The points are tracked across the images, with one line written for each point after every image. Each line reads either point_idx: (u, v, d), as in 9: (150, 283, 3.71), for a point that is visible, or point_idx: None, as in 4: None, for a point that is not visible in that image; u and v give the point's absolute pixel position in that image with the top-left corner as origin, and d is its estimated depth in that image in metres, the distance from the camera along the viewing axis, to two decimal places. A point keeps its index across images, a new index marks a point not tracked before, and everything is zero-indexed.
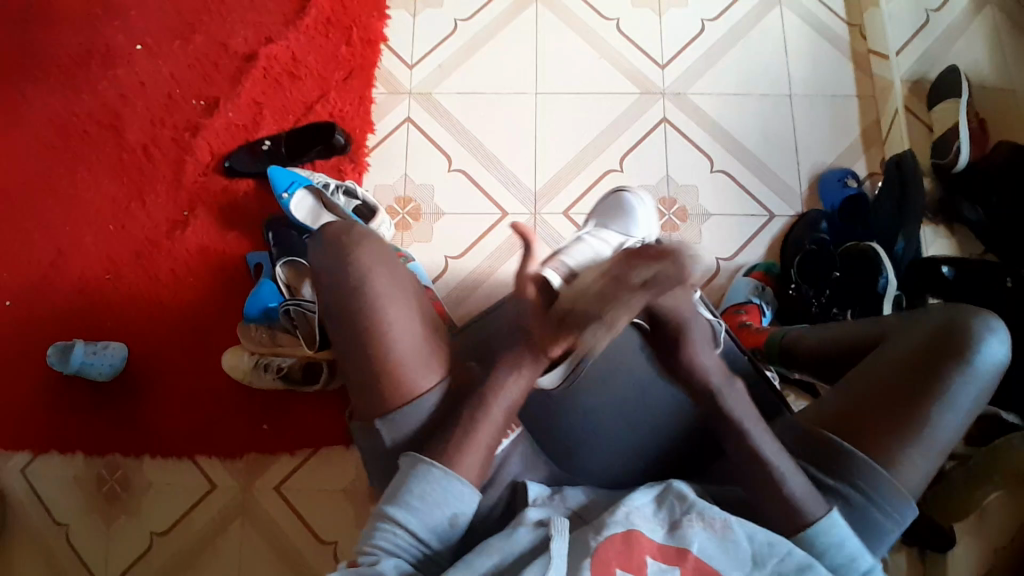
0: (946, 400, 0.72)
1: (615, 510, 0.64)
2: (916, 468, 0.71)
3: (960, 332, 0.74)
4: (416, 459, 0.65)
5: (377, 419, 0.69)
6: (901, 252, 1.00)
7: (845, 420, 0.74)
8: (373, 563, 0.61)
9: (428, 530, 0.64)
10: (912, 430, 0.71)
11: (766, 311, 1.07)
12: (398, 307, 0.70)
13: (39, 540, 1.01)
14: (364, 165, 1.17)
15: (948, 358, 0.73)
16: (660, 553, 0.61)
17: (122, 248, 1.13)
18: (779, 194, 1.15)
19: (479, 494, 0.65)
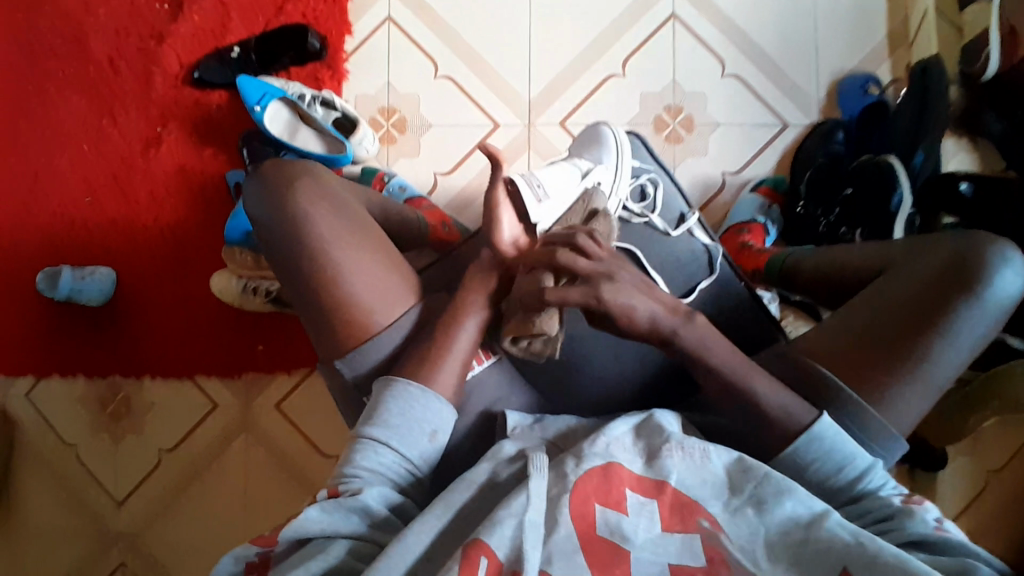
0: (948, 336, 0.69)
1: (594, 441, 0.65)
2: (907, 403, 0.69)
3: (974, 263, 0.70)
4: (396, 381, 0.68)
5: (337, 360, 0.71)
6: (918, 166, 0.93)
7: (840, 354, 0.72)
8: (355, 492, 0.62)
9: (410, 451, 0.66)
10: (906, 365, 0.69)
11: (770, 230, 1.02)
12: (345, 246, 0.70)
13: (51, 458, 1.05)
14: (342, 73, 1.10)
15: (956, 291, 0.69)
16: (638, 487, 0.61)
17: (99, 169, 1.10)
18: (793, 100, 1.07)
19: (453, 413, 0.70)
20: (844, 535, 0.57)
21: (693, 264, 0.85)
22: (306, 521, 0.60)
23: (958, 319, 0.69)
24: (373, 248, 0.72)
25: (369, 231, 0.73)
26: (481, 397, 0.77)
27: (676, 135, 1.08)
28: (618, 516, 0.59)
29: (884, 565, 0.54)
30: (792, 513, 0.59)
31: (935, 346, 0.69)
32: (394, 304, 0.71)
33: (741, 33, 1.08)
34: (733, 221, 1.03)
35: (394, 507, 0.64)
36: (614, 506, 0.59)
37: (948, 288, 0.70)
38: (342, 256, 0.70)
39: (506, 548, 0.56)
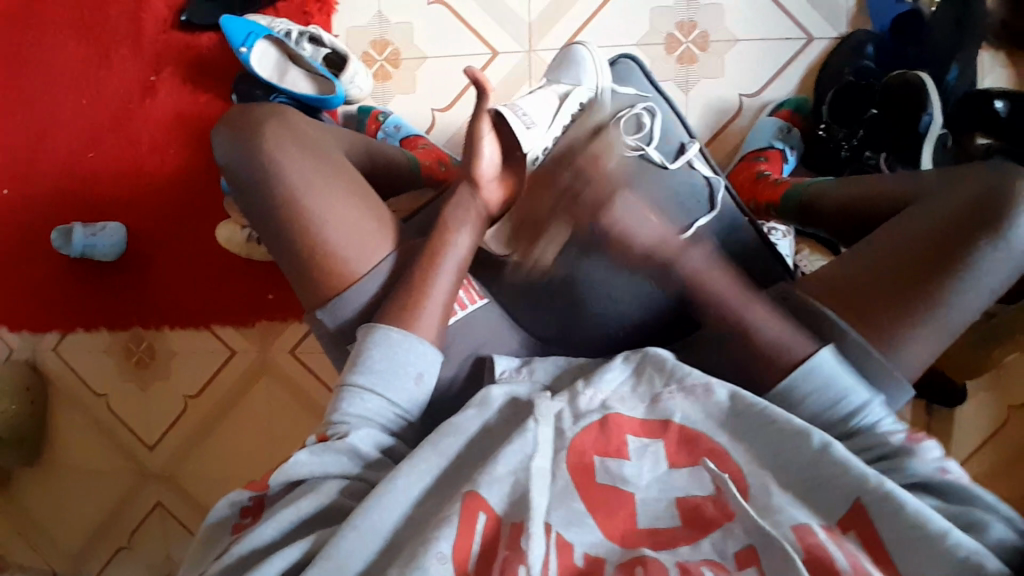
0: (967, 277, 0.63)
1: (591, 392, 0.64)
2: (917, 351, 0.65)
3: (1000, 197, 0.63)
4: (378, 327, 0.67)
5: (318, 310, 0.71)
6: (951, 83, 0.85)
7: (847, 299, 0.67)
8: (342, 435, 0.63)
9: (395, 396, 0.66)
10: (920, 307, 0.64)
11: (789, 157, 0.95)
12: (321, 197, 0.69)
13: (86, 407, 1.12)
14: (330, 5, 1.04)
15: (978, 229, 0.63)
16: (641, 430, 0.61)
17: (100, 121, 1.09)
18: (818, 9, 0.96)
19: (440, 355, 0.69)
20: (853, 467, 0.55)
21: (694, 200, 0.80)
22: (298, 465, 0.62)
23: (979, 259, 0.63)
24: (347, 193, 0.71)
25: (343, 175, 0.72)
26: (468, 342, 0.75)
27: (690, 55, 0.99)
28: (618, 463, 0.59)
29: (893, 501, 0.52)
30: (800, 441, 0.58)
31: (950, 287, 0.63)
32: (369, 253, 0.70)
33: None
34: (749, 148, 0.96)
35: (384, 448, 0.65)
36: (613, 454, 0.59)
37: (968, 226, 0.63)
38: (319, 217, 0.68)
39: (503, 496, 0.57)
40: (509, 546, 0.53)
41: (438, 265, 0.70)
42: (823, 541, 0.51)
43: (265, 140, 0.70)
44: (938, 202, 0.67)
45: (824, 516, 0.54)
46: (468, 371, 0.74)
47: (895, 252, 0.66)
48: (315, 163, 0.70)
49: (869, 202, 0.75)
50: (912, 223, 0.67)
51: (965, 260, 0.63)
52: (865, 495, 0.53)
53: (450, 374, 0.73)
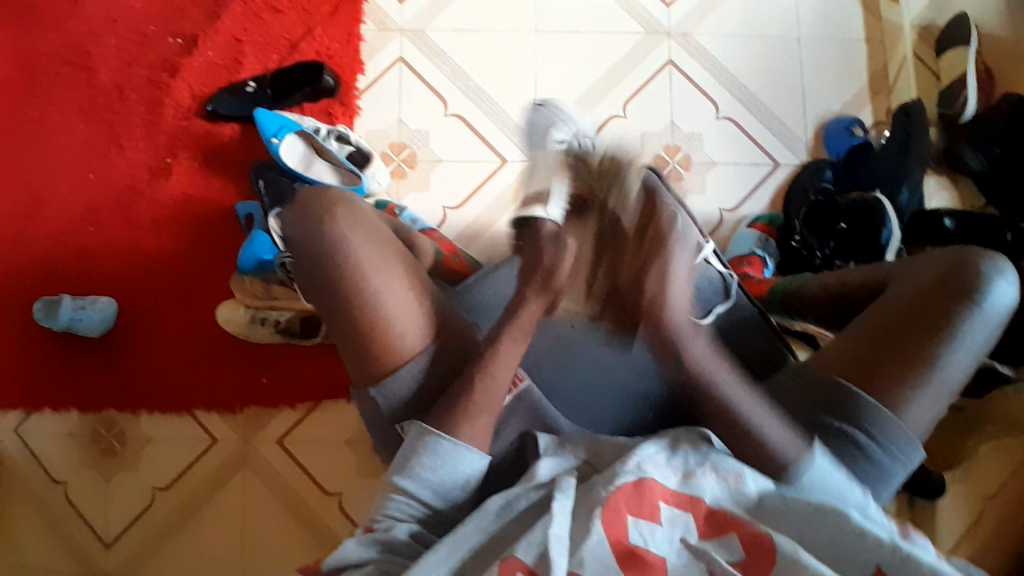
0: (952, 342, 0.69)
1: (626, 458, 0.62)
2: (921, 411, 0.70)
3: (970, 272, 0.70)
4: (423, 430, 0.65)
5: (371, 388, 0.70)
6: (904, 202, 1.01)
7: (852, 369, 0.72)
8: (386, 527, 0.64)
9: (435, 499, 0.65)
10: (920, 372, 0.69)
11: (768, 263, 1.06)
12: (380, 273, 0.69)
13: (39, 497, 1.02)
14: (355, 109, 1.13)
15: (956, 300, 0.70)
16: (672, 498, 0.60)
17: (104, 198, 1.10)
18: (783, 141, 1.14)
19: (485, 457, 0.66)
20: (879, 538, 0.56)
21: (710, 289, 0.86)
22: (346, 549, 0.62)
23: (960, 326, 0.69)
24: (402, 270, 0.71)
25: (397, 253, 0.72)
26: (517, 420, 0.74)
27: (675, 172, 1.13)
28: (650, 528, 0.58)
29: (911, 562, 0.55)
30: (815, 525, 0.58)
31: (942, 353, 0.69)
32: (419, 318, 0.69)
33: (731, 79, 1.16)
34: (733, 252, 1.07)
35: (417, 535, 0.64)
36: (646, 516, 0.58)
37: (950, 300, 0.70)
38: (380, 291, 0.68)
39: (532, 550, 0.57)
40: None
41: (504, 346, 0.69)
42: None
43: (329, 215, 0.69)
44: (914, 279, 0.74)
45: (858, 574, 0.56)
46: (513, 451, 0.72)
47: (887, 325, 0.71)
48: (375, 237, 0.70)
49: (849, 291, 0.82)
50: (894, 299, 0.73)
51: (949, 327, 0.70)
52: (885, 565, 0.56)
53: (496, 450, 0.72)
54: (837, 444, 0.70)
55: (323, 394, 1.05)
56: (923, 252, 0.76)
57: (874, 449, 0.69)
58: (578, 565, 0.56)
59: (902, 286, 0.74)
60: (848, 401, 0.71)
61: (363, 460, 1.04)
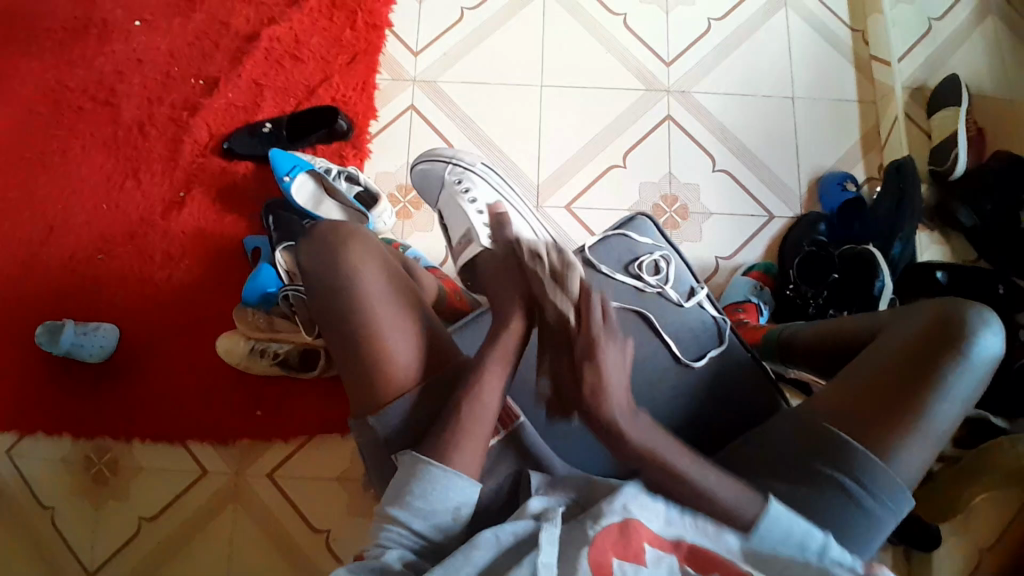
0: (942, 388, 0.70)
1: (612, 498, 0.61)
2: (912, 459, 0.69)
3: (955, 325, 0.72)
4: (417, 457, 0.64)
5: (371, 415, 0.69)
6: (897, 255, 1.03)
7: (845, 412, 0.72)
8: (376, 555, 0.60)
9: (428, 528, 0.62)
10: (910, 420, 0.69)
11: (763, 310, 1.08)
12: (385, 305, 0.70)
13: (24, 522, 1.01)
14: (365, 152, 1.17)
15: (942, 351, 0.71)
16: (656, 541, 0.58)
17: (115, 228, 1.12)
18: (779, 195, 1.17)
19: (479, 485, 0.64)
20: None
21: (705, 333, 0.89)
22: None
23: (949, 374, 0.70)
24: (408, 302, 0.73)
25: (404, 285, 0.74)
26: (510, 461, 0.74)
27: (673, 221, 1.16)
28: (636, 569, 0.55)
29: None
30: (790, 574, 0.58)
31: (931, 401, 0.69)
32: (417, 348, 0.70)
33: (729, 135, 1.20)
34: (728, 300, 1.09)
35: (410, 563, 0.61)
36: (631, 558, 0.56)
37: (936, 351, 0.71)
38: (384, 320, 0.69)
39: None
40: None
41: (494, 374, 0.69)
42: None
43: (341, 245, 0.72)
44: (901, 331, 0.75)
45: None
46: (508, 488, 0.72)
47: (879, 370, 0.72)
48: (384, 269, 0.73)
49: (840, 342, 0.83)
50: (885, 346, 0.74)
51: (937, 377, 0.70)
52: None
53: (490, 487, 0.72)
54: (827, 490, 0.69)
55: (317, 429, 1.05)
56: (914, 302, 0.78)
57: (864, 492, 0.68)
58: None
59: (893, 334, 0.75)
60: (839, 448, 0.70)
61: (354, 498, 1.02)
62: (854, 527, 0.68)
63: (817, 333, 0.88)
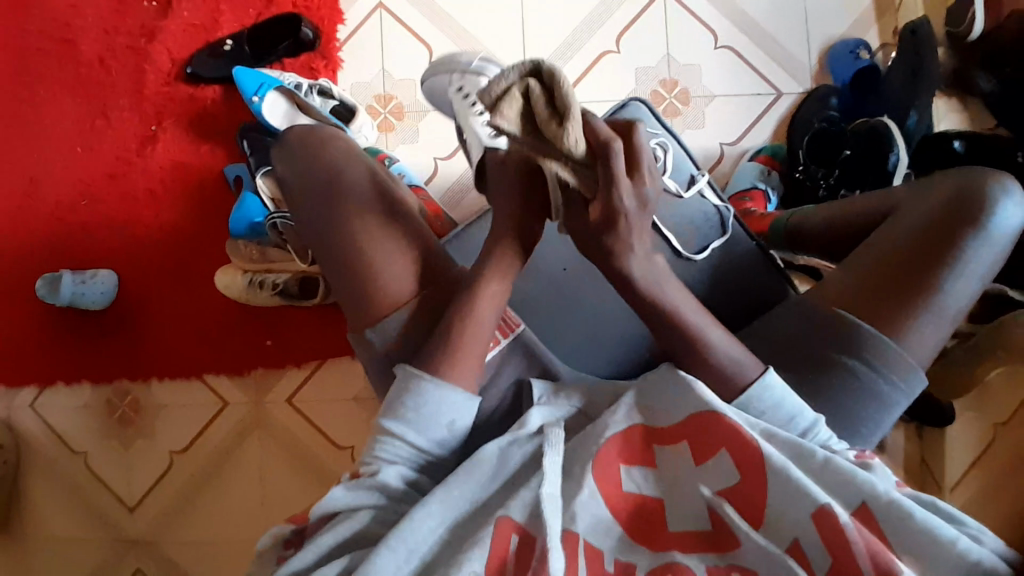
0: (958, 265, 0.66)
1: (616, 405, 0.61)
2: (923, 340, 0.67)
3: (973, 198, 0.66)
4: (408, 371, 0.61)
5: (367, 330, 0.65)
6: (912, 126, 0.95)
7: (852, 298, 0.68)
8: (373, 471, 0.60)
9: (428, 441, 0.61)
10: (921, 300, 0.66)
11: (771, 196, 1.03)
12: (368, 213, 0.66)
13: (62, 468, 1.06)
14: (337, 62, 1.09)
15: (957, 227, 0.66)
16: (665, 440, 0.58)
17: (94, 170, 1.09)
18: (787, 70, 1.08)
19: (476, 398, 0.62)
20: (860, 474, 0.54)
21: (707, 225, 0.84)
22: (331, 498, 0.59)
23: (965, 248, 0.65)
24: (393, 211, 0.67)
25: (389, 191, 0.68)
26: (515, 369, 0.72)
27: (673, 108, 1.09)
28: (644, 473, 0.57)
29: (900, 510, 0.52)
30: (801, 450, 0.56)
31: (942, 279, 0.65)
32: (405, 263, 0.66)
33: (730, 5, 1.10)
34: (735, 188, 1.04)
35: (411, 481, 0.61)
36: (638, 462, 0.58)
37: (952, 227, 0.66)
38: (369, 241, 0.66)
39: (524, 508, 0.55)
40: (537, 564, 0.51)
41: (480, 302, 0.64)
42: (845, 525, 0.51)
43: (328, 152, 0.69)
44: (915, 205, 0.69)
45: (841, 504, 0.53)
46: (513, 401, 0.70)
47: (889, 249, 0.68)
48: (376, 175, 0.69)
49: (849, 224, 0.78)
50: (895, 224, 0.69)
51: (951, 253, 0.66)
52: (871, 502, 0.53)
53: (492, 404, 0.70)
54: (831, 374, 0.68)
55: (328, 351, 1.06)
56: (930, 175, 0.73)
57: (870, 375, 0.67)
58: (571, 520, 0.54)
59: (905, 210, 0.70)
60: (846, 333, 0.68)
61: (371, 414, 1.05)
62: (861, 407, 0.68)
63: (825, 217, 0.82)
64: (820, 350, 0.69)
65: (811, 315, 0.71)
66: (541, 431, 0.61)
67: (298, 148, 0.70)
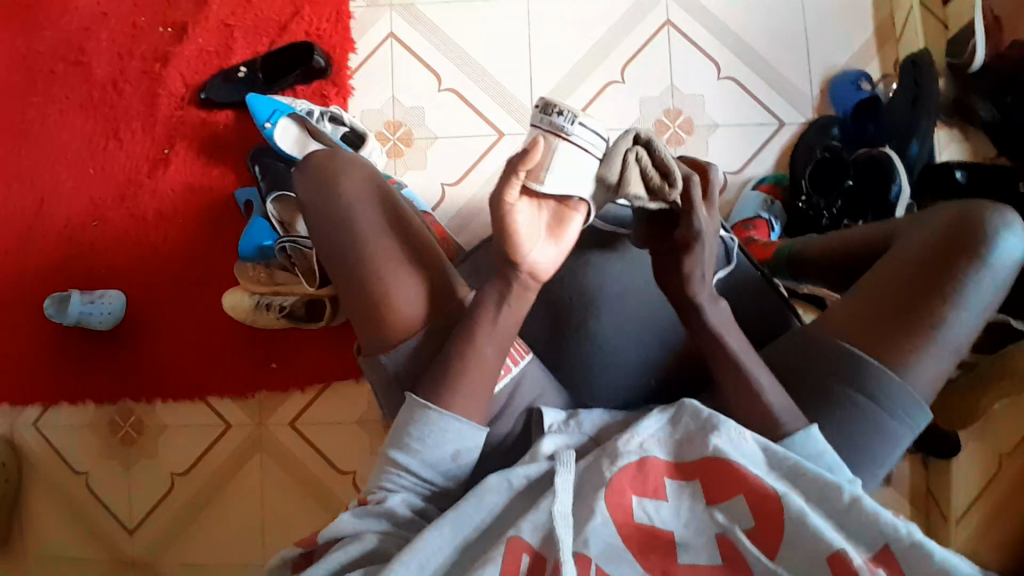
0: (961, 297, 0.66)
1: (625, 437, 0.60)
2: (927, 371, 0.67)
3: (974, 230, 0.67)
4: (415, 401, 0.62)
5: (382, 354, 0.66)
6: (914, 156, 0.96)
7: (856, 326, 0.69)
8: (380, 499, 0.61)
9: (432, 473, 0.62)
10: (925, 330, 0.66)
11: (774, 226, 1.04)
12: (381, 244, 0.67)
13: (62, 488, 1.06)
14: (347, 89, 1.12)
15: (959, 258, 0.67)
16: (676, 472, 0.59)
17: (106, 192, 1.11)
18: (790, 100, 1.10)
19: (483, 432, 0.63)
20: (886, 518, 0.53)
21: None
22: (340, 522, 0.60)
23: (968, 279, 0.66)
24: (405, 241, 0.67)
25: (400, 219, 0.68)
26: (525, 394, 0.71)
27: (677, 137, 1.10)
28: (656, 505, 0.57)
29: (923, 552, 0.51)
30: (828, 492, 0.55)
31: (945, 309, 0.66)
32: (416, 286, 0.66)
33: (733, 37, 1.12)
34: (738, 217, 1.05)
35: (417, 509, 0.61)
36: (652, 495, 0.57)
37: (954, 258, 0.67)
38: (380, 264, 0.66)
39: (536, 530, 0.55)
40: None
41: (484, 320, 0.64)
42: (858, 566, 0.50)
43: (339, 177, 0.68)
44: (918, 236, 0.70)
45: (862, 549, 0.53)
46: (521, 428, 0.70)
47: (892, 279, 0.68)
48: (386, 202, 0.68)
49: (853, 254, 0.78)
50: (899, 256, 0.70)
51: (954, 284, 0.66)
52: (892, 544, 0.52)
53: (503, 430, 0.70)
54: (834, 403, 0.67)
55: (332, 375, 1.06)
56: (932, 206, 0.74)
57: (874, 407, 0.66)
58: (583, 545, 0.54)
59: (908, 241, 0.71)
60: (849, 364, 0.68)
61: (375, 439, 1.04)
62: (867, 438, 0.67)
63: (834, 243, 0.82)
64: (823, 380, 0.69)
65: (815, 344, 0.70)
66: (555, 456, 0.62)
67: (308, 171, 0.69)
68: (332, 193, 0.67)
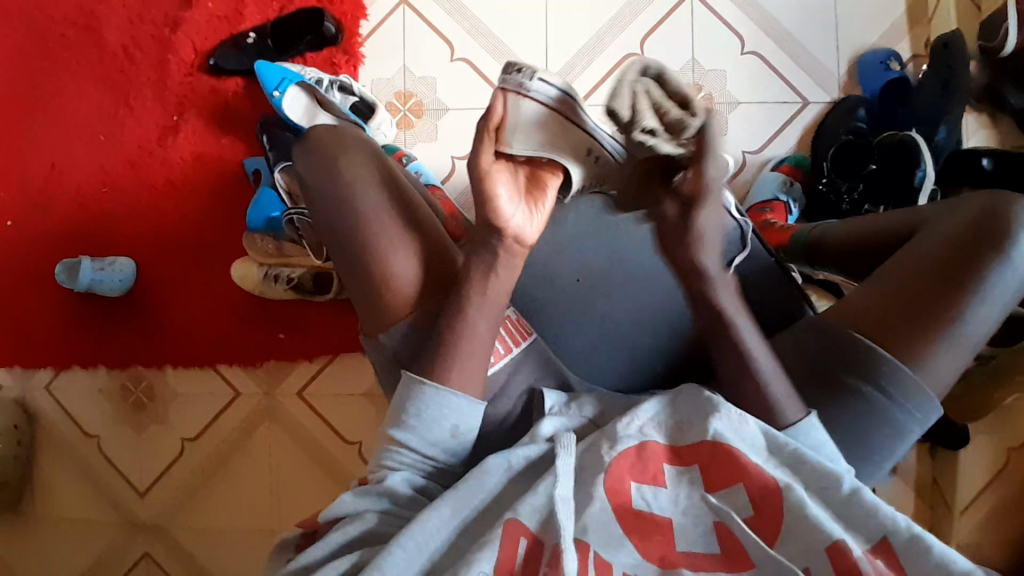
0: (981, 292, 0.63)
1: (628, 418, 0.59)
2: (940, 369, 0.64)
3: (999, 222, 0.63)
4: (411, 378, 0.61)
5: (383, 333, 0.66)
6: (942, 141, 0.94)
7: (872, 319, 0.65)
8: (381, 478, 0.61)
9: (433, 449, 0.62)
10: (940, 326, 0.63)
11: (793, 209, 1.01)
12: (385, 226, 0.65)
13: (75, 450, 1.09)
14: (358, 57, 1.09)
15: (981, 251, 0.63)
16: (676, 459, 0.57)
17: (115, 158, 1.10)
18: (816, 78, 1.06)
19: (480, 404, 0.62)
20: (884, 511, 0.52)
21: None
22: (342, 502, 0.61)
23: (990, 275, 0.62)
24: (409, 221, 0.66)
25: (403, 198, 0.67)
26: (525, 376, 0.70)
27: None
28: (654, 491, 0.56)
29: (921, 545, 0.51)
30: (830, 481, 0.54)
31: (964, 305, 0.63)
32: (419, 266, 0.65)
33: (759, 10, 1.07)
34: (755, 199, 1.02)
35: (417, 487, 0.62)
36: (650, 481, 0.56)
37: (976, 251, 0.63)
38: (384, 248, 0.65)
39: (534, 514, 0.54)
40: (547, 567, 0.51)
41: (482, 300, 0.62)
42: (858, 559, 0.50)
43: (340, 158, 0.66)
44: (940, 226, 0.66)
45: (860, 540, 0.52)
46: (522, 409, 0.69)
47: (910, 271, 0.65)
48: (389, 182, 0.67)
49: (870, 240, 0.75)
50: (918, 246, 0.66)
51: (974, 279, 0.63)
52: (891, 536, 0.52)
53: (502, 412, 0.69)
54: (839, 396, 0.66)
55: (340, 345, 1.05)
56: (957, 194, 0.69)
57: (881, 401, 0.65)
58: (581, 531, 0.53)
59: (929, 231, 0.67)
60: (859, 357, 0.65)
61: (381, 409, 1.05)
62: (873, 433, 0.66)
63: (850, 232, 0.79)
64: (830, 371, 0.67)
65: (827, 335, 0.68)
66: (553, 438, 0.61)
67: (308, 151, 0.68)
68: (333, 175, 0.66)
